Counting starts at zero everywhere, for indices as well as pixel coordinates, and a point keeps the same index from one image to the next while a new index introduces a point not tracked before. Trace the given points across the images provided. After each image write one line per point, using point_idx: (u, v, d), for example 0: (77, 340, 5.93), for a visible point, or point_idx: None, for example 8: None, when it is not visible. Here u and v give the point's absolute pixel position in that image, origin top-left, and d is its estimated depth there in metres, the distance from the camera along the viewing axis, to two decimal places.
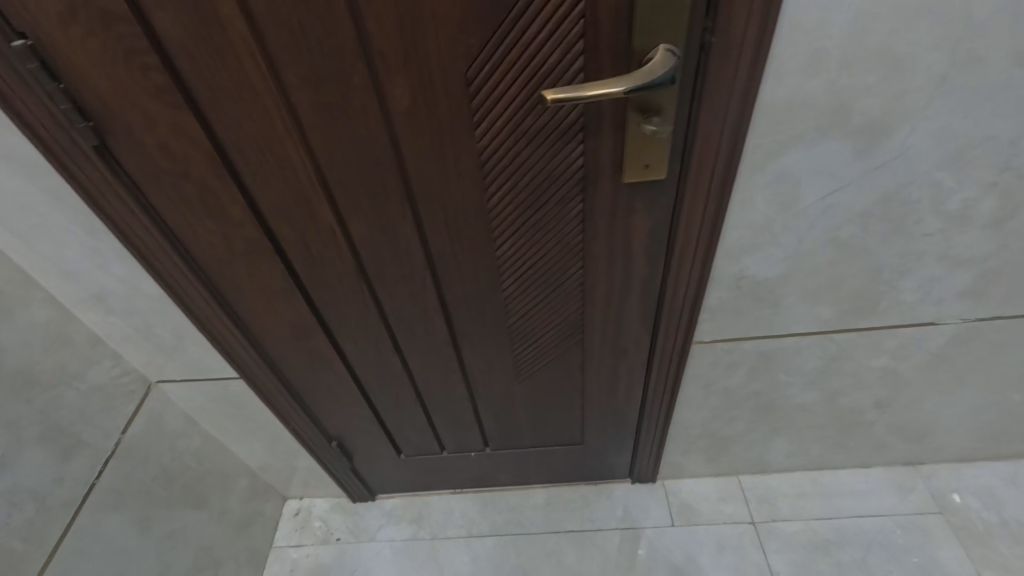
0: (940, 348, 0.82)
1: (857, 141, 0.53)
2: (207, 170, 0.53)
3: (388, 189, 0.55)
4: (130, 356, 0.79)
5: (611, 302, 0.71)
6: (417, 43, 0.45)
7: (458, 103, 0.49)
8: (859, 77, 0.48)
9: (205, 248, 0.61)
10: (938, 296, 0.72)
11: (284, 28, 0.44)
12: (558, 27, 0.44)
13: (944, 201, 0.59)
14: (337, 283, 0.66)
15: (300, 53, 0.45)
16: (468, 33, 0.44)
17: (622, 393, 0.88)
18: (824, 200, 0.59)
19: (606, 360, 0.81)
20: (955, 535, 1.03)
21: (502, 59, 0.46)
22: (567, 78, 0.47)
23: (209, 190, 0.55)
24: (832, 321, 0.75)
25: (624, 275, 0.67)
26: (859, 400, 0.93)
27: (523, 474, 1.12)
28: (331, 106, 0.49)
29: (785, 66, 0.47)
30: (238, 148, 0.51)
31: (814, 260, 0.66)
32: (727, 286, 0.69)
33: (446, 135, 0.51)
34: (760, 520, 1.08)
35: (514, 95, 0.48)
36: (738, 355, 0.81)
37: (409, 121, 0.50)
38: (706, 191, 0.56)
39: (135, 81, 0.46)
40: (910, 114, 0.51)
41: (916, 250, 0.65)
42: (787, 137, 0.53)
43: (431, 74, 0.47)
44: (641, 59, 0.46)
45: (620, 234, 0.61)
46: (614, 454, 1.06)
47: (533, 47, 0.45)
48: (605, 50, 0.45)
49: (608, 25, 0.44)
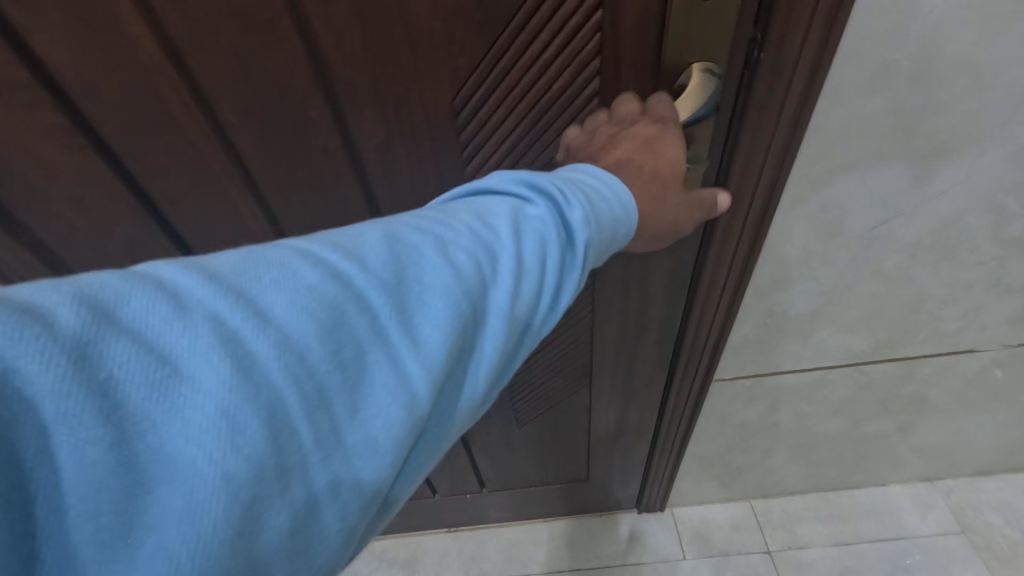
0: (976, 373, 0.75)
1: (918, 167, 0.45)
2: (133, 225, 0.43)
3: None
4: None
5: (623, 344, 0.63)
6: (391, 70, 0.36)
7: (444, 139, 0.41)
8: (930, 94, 0.40)
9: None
10: (983, 324, 0.65)
11: (215, 55, 0.34)
12: (569, 43, 0.36)
13: (1005, 227, 0.52)
14: None
15: (239, 85, 0.36)
16: (454, 55, 0.36)
17: (632, 432, 0.80)
18: (872, 231, 0.51)
19: (613, 402, 0.73)
20: (979, 556, 0.99)
21: (500, 86, 0.38)
22: (579, 104, 0.39)
23: (138, 248, 0.45)
24: (865, 353, 0.68)
25: (639, 316, 0.59)
26: (883, 425, 0.87)
27: (522, 511, 1.04)
28: (285, 147, 0.40)
29: (843, 83, 0.39)
30: (170, 199, 0.42)
31: (854, 292, 0.58)
32: (754, 323, 0.61)
33: (429, 178, 0.43)
34: (777, 548, 1.02)
35: (515, 126, 0.40)
36: (760, 390, 0.74)
37: (383, 162, 0.42)
38: (739, 231, 0.48)
39: (22, 125, 0.36)
40: (983, 135, 0.43)
41: (966, 279, 0.58)
42: (837, 164, 0.44)
43: (411, 105, 0.38)
44: (672, 82, 0.38)
45: (637, 271, 0.54)
46: (620, 488, 0.99)
47: (537, 69, 0.37)
48: (626, 71, 0.38)
49: (630, 38, 0.36)
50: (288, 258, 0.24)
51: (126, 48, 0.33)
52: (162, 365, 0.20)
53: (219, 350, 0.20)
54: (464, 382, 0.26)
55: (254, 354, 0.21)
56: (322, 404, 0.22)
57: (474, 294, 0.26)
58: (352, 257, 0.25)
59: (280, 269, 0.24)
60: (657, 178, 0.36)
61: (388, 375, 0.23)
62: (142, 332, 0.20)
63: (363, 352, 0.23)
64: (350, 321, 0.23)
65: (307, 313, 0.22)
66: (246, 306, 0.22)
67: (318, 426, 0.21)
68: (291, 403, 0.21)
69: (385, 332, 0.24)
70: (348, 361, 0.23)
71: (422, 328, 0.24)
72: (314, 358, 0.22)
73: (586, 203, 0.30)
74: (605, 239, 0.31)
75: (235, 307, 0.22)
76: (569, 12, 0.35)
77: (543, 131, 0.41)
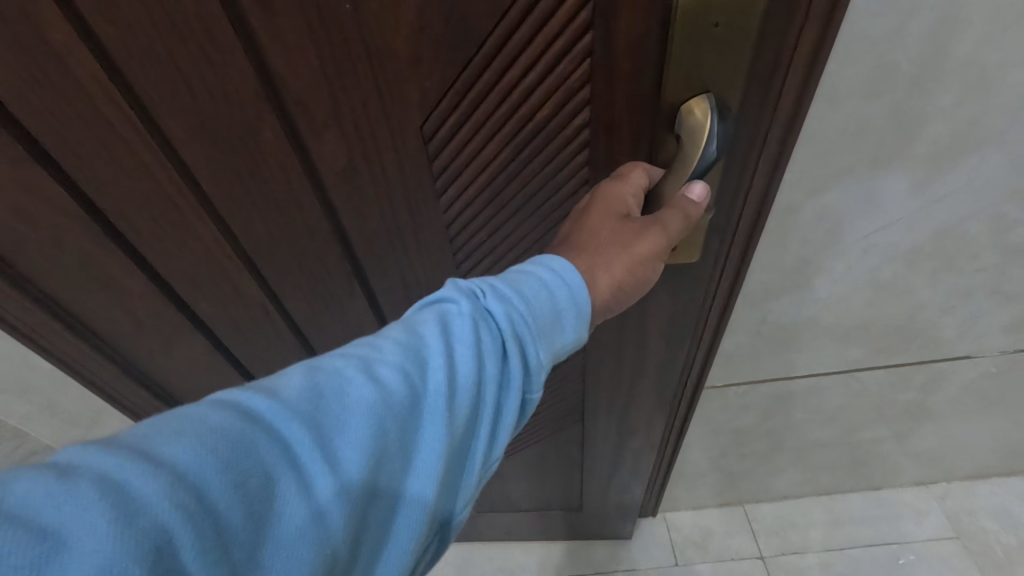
0: (974, 379, 0.73)
1: (918, 173, 0.43)
2: (85, 236, 0.45)
3: (320, 250, 0.48)
4: (41, 433, 0.67)
5: (619, 386, 0.61)
6: (347, 92, 0.36)
7: (410, 161, 0.41)
8: (930, 98, 0.38)
9: (98, 312, 0.52)
10: (981, 331, 0.63)
11: (153, 76, 0.35)
12: (556, 66, 0.34)
13: (1006, 234, 0.50)
14: (269, 346, 0.59)
15: (182, 104, 0.37)
16: (418, 78, 0.36)
17: (629, 469, 0.79)
18: (869, 238, 0.49)
19: (609, 436, 0.71)
20: (973, 564, 0.98)
21: (476, 111, 0.37)
22: (568, 132, 0.38)
23: (94, 259, 0.47)
24: (861, 360, 0.66)
25: (636, 358, 0.57)
26: (879, 432, 0.85)
27: (515, 529, 1.03)
28: (234, 166, 0.41)
29: (840, 85, 0.36)
30: (121, 211, 0.44)
31: (850, 301, 0.56)
32: (746, 332, 0.60)
33: (395, 200, 0.44)
34: (770, 553, 1.01)
35: (495, 151, 0.39)
36: (753, 397, 0.72)
37: (344, 182, 0.42)
38: (727, 254, 0.46)
39: None
40: (984, 140, 0.41)
41: (965, 287, 0.56)
42: (834, 170, 0.42)
43: (373, 128, 0.38)
44: (671, 118, 0.36)
45: (633, 318, 0.52)
46: (621, 519, 0.97)
47: (518, 95, 0.36)
48: (620, 101, 0.35)
49: (625, 64, 0.34)
50: (200, 406, 0.26)
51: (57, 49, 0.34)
52: (49, 539, 0.20)
53: (109, 513, 0.21)
54: (383, 500, 0.28)
55: (151, 506, 0.22)
56: (227, 543, 0.23)
57: (395, 411, 0.28)
58: (271, 393, 0.27)
59: (189, 419, 0.25)
60: (605, 235, 0.36)
61: (302, 503, 0.25)
62: (30, 510, 0.21)
63: (275, 483, 0.25)
64: (263, 453, 0.25)
65: (213, 459, 0.24)
66: (146, 463, 0.23)
67: (222, 565, 0.23)
68: (187, 549, 0.22)
69: (308, 459, 0.26)
70: (259, 492, 0.24)
71: (336, 452, 0.26)
72: (220, 496, 0.23)
73: (527, 291, 0.33)
74: (557, 319, 0.33)
75: (131, 465, 0.23)
76: (552, 37, 0.33)
77: (525, 156, 0.39)
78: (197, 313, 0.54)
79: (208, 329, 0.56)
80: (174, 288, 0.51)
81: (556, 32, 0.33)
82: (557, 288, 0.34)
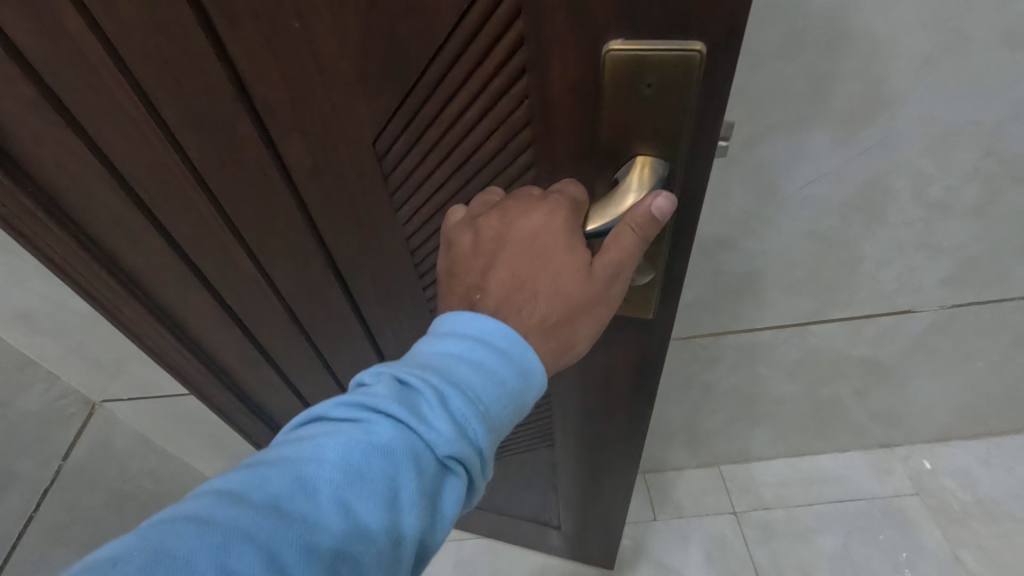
0: (919, 335, 0.80)
1: (838, 129, 0.50)
2: (108, 193, 0.50)
3: (300, 241, 0.52)
4: (70, 376, 0.74)
5: (583, 425, 0.64)
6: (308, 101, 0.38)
7: (368, 170, 0.43)
8: (840, 60, 0.44)
9: (123, 269, 0.58)
10: (918, 284, 0.70)
11: (153, 63, 0.39)
12: (493, 105, 0.34)
13: (926, 189, 0.57)
14: (264, 316, 0.64)
15: (177, 91, 0.40)
16: (367, 99, 0.37)
17: (595, 500, 0.80)
18: (804, 190, 0.56)
19: (585, 463, 0.71)
20: (931, 516, 1.04)
21: (424, 136, 0.38)
22: (512, 168, 0.38)
23: (117, 214, 0.52)
24: (812, 313, 0.73)
25: (603, 404, 0.58)
26: (838, 389, 0.92)
27: (495, 524, 1.07)
28: (223, 150, 0.44)
29: (762, 48, 0.43)
30: (137, 177, 0.48)
31: (793, 253, 0.63)
32: (704, 283, 0.67)
33: (359, 204, 0.46)
34: (743, 509, 1.08)
35: (444, 174, 0.41)
36: (717, 350, 0.79)
37: (314, 181, 0.45)
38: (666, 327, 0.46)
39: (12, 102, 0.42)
40: (892, 99, 0.48)
41: (896, 240, 0.63)
42: (765, 125, 0.49)
43: (331, 137, 0.41)
44: (616, 168, 0.35)
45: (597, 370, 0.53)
46: (590, 548, 0.97)
47: (461, 126, 0.37)
48: (560, 148, 0.35)
49: (562, 109, 0.33)
50: None
51: (72, 43, 0.38)
52: None
53: None
54: None
55: None
56: None
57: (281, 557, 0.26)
58: None
59: None
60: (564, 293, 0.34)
61: None
62: None
63: None
64: None
65: None
66: None
67: None
68: None
69: None
70: None
71: None
72: None
73: (446, 385, 0.31)
74: (485, 410, 0.32)
75: None
76: (490, 75, 0.33)
77: (472, 184, 0.40)
78: (207, 280, 0.60)
79: (215, 296, 0.62)
80: (185, 256, 0.57)
81: (492, 71, 0.33)
82: (493, 368, 0.33)
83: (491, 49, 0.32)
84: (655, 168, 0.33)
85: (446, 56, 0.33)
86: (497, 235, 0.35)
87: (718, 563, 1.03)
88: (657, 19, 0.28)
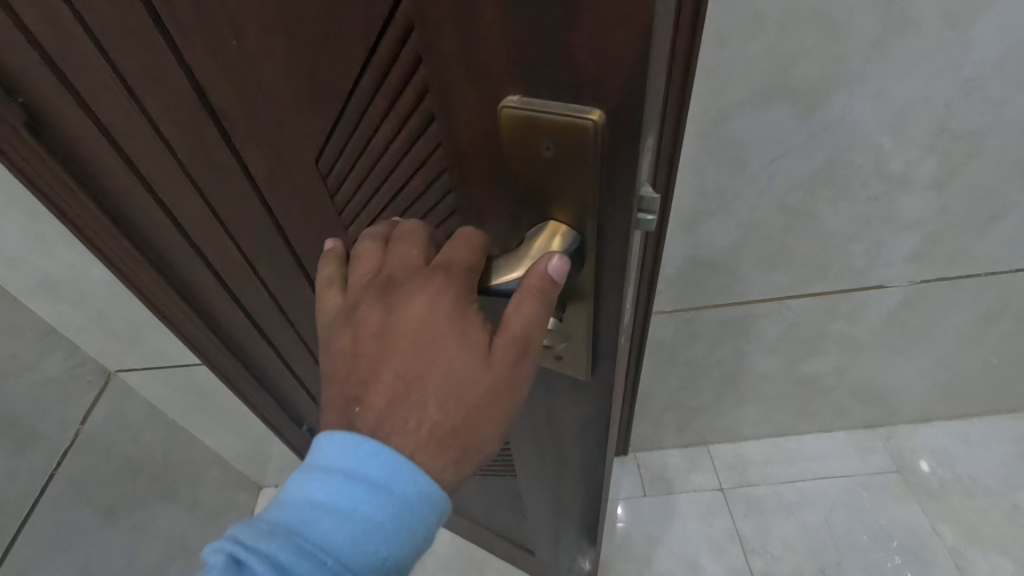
0: (892, 311, 0.84)
1: (799, 104, 0.54)
2: (118, 169, 0.52)
3: (273, 240, 0.53)
4: (89, 345, 0.79)
5: (539, 455, 0.64)
6: (255, 113, 0.38)
7: (315, 185, 0.43)
8: (797, 40, 0.49)
9: (137, 238, 0.62)
10: (887, 259, 0.74)
11: (131, 57, 0.39)
12: (412, 143, 0.34)
13: (886, 164, 0.61)
14: (256, 300, 0.67)
15: (153, 87, 0.41)
16: (303, 119, 0.36)
17: (557, 525, 0.80)
18: (773, 164, 0.60)
19: (540, 480, 0.71)
20: (910, 492, 1.08)
21: (357, 160, 0.38)
22: (438, 206, 0.36)
23: (129, 188, 0.55)
24: (787, 287, 0.77)
25: (554, 442, 0.58)
26: (818, 366, 0.96)
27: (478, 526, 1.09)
28: (198, 147, 0.45)
29: (725, 29, 0.48)
30: (138, 159, 0.50)
31: (766, 228, 0.68)
32: (684, 256, 0.71)
33: (315, 216, 0.46)
34: (729, 486, 1.12)
35: (381, 201, 0.40)
36: (699, 324, 0.84)
37: (273, 187, 0.45)
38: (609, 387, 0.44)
39: (29, 79, 0.45)
40: (847, 77, 0.52)
41: (862, 214, 0.67)
42: (731, 101, 0.53)
43: (278, 149, 0.41)
44: (529, 226, 0.33)
45: (546, 411, 0.53)
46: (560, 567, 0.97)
47: (388, 156, 0.36)
48: (478, 194, 0.33)
49: (475, 154, 0.31)
50: None
51: (68, 38, 0.39)
52: None
53: None
54: None
55: None
56: None
57: None
58: None
59: None
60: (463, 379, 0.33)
61: None
62: None
63: None
64: None
65: None
66: None
67: None
68: None
69: None
70: None
71: None
72: None
73: (300, 550, 0.30)
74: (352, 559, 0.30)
75: None
76: (405, 112, 0.32)
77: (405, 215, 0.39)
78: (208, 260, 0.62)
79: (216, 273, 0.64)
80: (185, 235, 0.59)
81: (407, 108, 0.32)
82: (361, 511, 0.31)
83: (403, 88, 0.31)
84: (567, 239, 0.31)
85: (363, 94, 0.32)
86: (381, 332, 0.33)
87: (706, 537, 1.07)
88: (553, 85, 0.26)
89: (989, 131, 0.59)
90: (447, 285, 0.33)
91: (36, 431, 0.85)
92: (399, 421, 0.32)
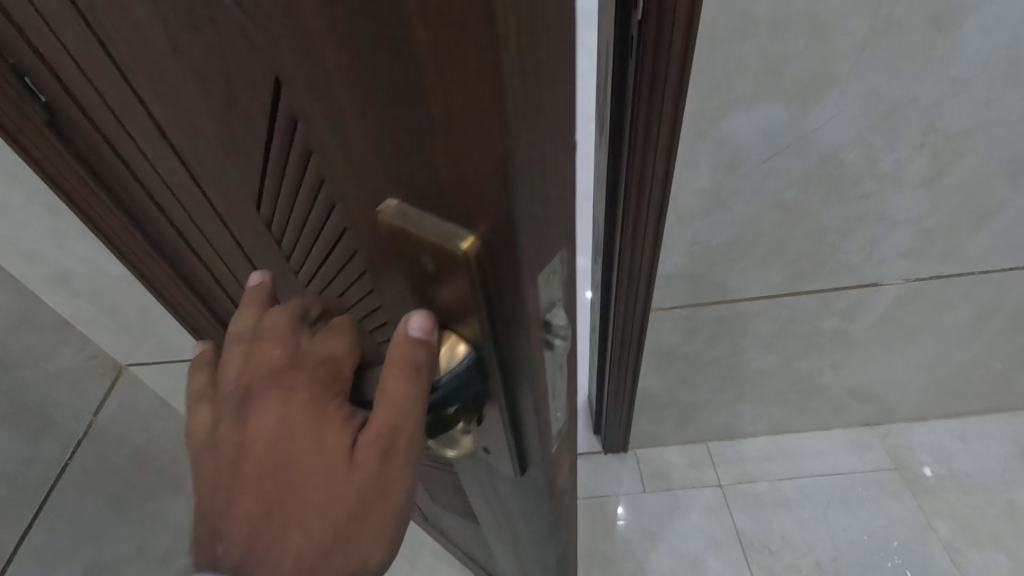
0: (887, 308, 0.86)
1: (792, 104, 0.56)
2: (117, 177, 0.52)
3: (241, 277, 0.50)
4: (101, 338, 0.81)
5: (492, 523, 0.60)
6: (194, 165, 0.36)
7: (260, 240, 0.40)
8: (788, 42, 0.51)
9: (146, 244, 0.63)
10: (881, 256, 0.76)
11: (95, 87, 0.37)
12: (322, 220, 0.31)
13: (877, 162, 0.63)
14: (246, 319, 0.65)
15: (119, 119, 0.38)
16: (233, 180, 0.33)
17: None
18: (767, 162, 0.62)
19: (500, 543, 0.66)
20: (907, 489, 1.09)
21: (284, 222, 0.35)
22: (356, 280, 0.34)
23: (128, 195, 0.54)
24: (784, 284, 0.79)
25: (504, 520, 0.54)
26: (815, 363, 0.97)
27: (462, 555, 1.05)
28: (165, 180, 0.42)
29: (718, 31, 0.50)
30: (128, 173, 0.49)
31: (761, 224, 0.70)
32: (682, 252, 0.73)
33: (266, 267, 0.43)
34: (728, 482, 1.13)
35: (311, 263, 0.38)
36: (697, 321, 0.85)
37: (229, 232, 0.43)
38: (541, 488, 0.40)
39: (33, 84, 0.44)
40: (838, 78, 0.54)
41: (856, 212, 0.69)
42: (725, 101, 0.55)
43: (222, 200, 0.38)
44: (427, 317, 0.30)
45: (490, 491, 0.49)
46: None
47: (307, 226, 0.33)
48: (385, 284, 0.31)
49: (375, 247, 0.28)
50: None
51: (47, 56, 0.38)
52: None
53: None
54: None
55: None
56: None
57: None
58: None
59: None
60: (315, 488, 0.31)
61: None
62: None
63: None
64: None
65: None
66: None
67: None
68: None
69: None
70: None
71: None
72: None
73: None
74: None
75: None
76: (310, 191, 0.29)
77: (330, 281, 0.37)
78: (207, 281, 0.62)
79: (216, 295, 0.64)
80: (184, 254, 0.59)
81: (312, 188, 0.29)
82: None
83: (302, 169, 0.28)
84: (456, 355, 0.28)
85: (273, 164, 0.30)
86: (238, 443, 0.33)
87: (704, 532, 1.08)
88: (428, 200, 0.23)
89: (977, 130, 0.60)
90: (295, 385, 0.32)
91: (52, 421, 0.93)
92: (263, 533, 0.31)
